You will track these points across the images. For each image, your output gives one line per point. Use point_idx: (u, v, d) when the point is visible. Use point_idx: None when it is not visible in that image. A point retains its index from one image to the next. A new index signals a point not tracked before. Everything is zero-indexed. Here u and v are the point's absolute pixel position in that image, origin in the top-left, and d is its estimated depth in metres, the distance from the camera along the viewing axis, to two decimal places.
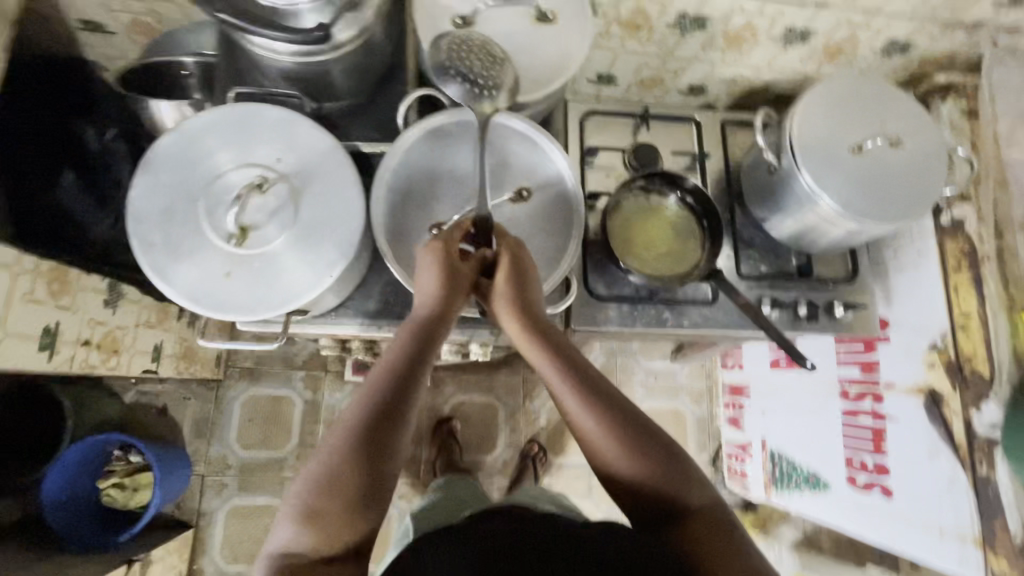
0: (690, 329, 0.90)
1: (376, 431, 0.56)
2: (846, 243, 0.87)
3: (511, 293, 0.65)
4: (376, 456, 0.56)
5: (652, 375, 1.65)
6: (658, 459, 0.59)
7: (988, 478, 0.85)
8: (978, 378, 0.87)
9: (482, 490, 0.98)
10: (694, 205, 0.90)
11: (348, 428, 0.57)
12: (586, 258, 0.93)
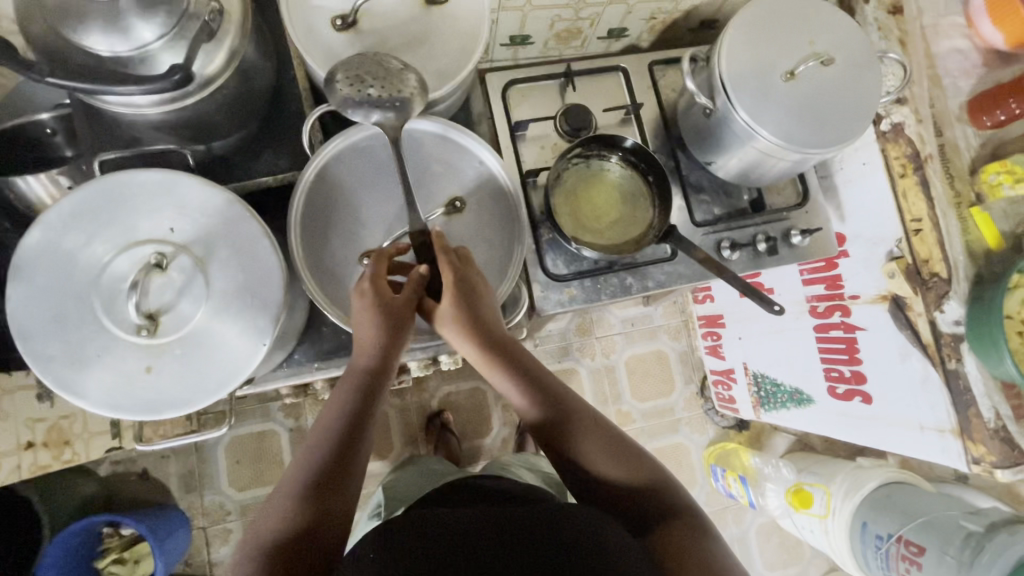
0: (657, 289, 0.88)
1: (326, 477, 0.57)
2: (792, 171, 0.84)
3: (454, 313, 0.62)
4: (336, 505, 0.56)
5: (629, 323, 1.65)
6: (622, 461, 0.62)
7: (958, 370, 0.86)
8: (936, 279, 0.87)
9: (438, 470, 1.00)
10: (638, 163, 0.86)
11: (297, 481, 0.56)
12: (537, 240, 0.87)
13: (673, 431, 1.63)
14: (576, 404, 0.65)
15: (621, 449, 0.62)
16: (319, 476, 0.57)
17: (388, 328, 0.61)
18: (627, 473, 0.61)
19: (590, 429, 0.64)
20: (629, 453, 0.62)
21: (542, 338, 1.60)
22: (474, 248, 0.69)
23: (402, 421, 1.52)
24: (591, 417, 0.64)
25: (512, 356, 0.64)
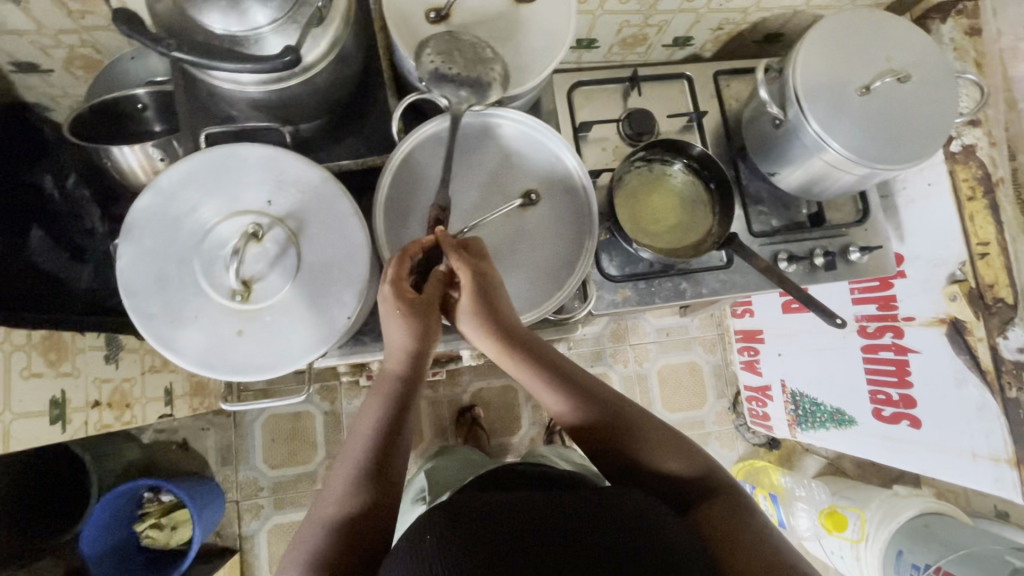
0: (710, 296, 0.88)
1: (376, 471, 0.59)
2: (856, 187, 0.84)
3: (483, 314, 0.64)
4: (383, 498, 0.58)
5: (664, 332, 1.65)
6: (656, 450, 0.62)
7: (1017, 400, 0.87)
8: (1001, 304, 0.88)
9: (474, 455, 1.04)
10: (702, 170, 0.87)
11: (350, 473, 0.59)
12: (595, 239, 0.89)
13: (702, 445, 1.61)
14: (603, 397, 0.66)
15: (652, 438, 0.63)
16: (363, 469, 0.59)
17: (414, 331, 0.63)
18: (660, 463, 0.62)
19: (621, 420, 0.64)
20: (660, 441, 0.62)
21: (576, 341, 1.61)
22: (544, 244, 0.71)
23: (434, 413, 1.54)
24: (619, 409, 0.65)
25: (535, 349, 0.65)
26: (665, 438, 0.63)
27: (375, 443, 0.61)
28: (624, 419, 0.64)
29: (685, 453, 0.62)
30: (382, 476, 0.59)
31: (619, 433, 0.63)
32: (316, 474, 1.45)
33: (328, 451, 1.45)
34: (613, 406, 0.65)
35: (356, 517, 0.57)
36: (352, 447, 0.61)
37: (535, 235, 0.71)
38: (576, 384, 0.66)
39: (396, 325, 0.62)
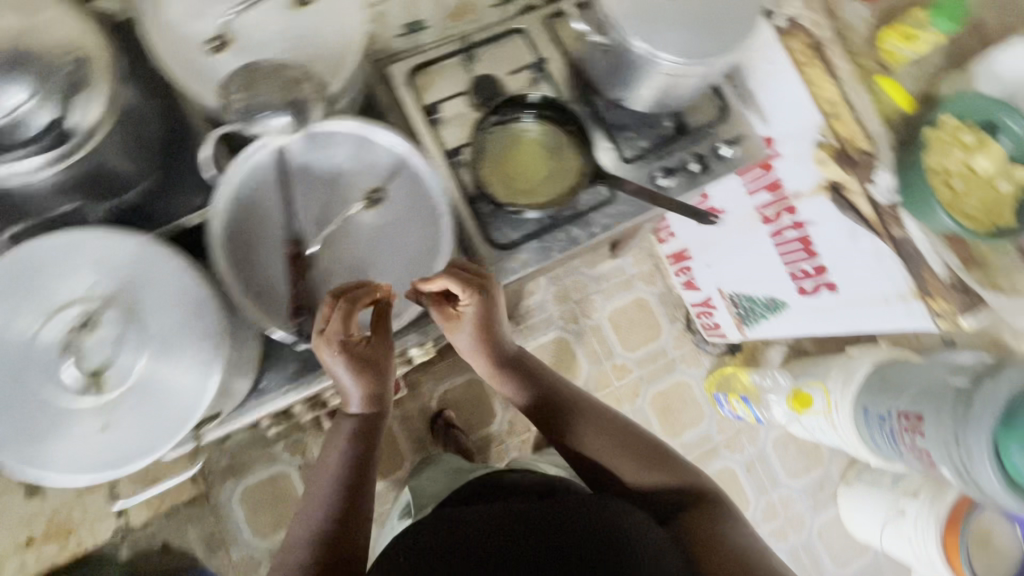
0: (605, 233, 0.89)
1: (349, 498, 0.67)
2: (703, 85, 0.86)
3: (482, 342, 0.77)
4: (357, 526, 0.66)
5: (603, 279, 1.67)
6: (641, 464, 0.76)
7: (903, 237, 0.91)
8: (862, 155, 0.91)
9: (451, 467, 1.02)
10: (552, 115, 0.87)
11: (322, 501, 0.67)
12: (473, 213, 0.87)
13: (671, 373, 1.65)
14: (585, 399, 0.83)
15: (630, 441, 0.78)
16: (336, 501, 0.66)
17: (378, 369, 0.68)
18: (648, 473, 0.76)
19: (615, 426, 0.80)
20: (635, 445, 0.78)
21: (524, 315, 1.61)
22: (403, 237, 0.71)
23: (408, 431, 1.53)
24: (601, 411, 0.82)
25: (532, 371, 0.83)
26: (640, 438, 0.79)
27: (343, 488, 0.67)
28: (608, 422, 0.80)
29: (659, 453, 0.77)
30: (355, 509, 0.67)
31: (597, 427, 0.79)
32: None
33: None
34: (597, 410, 0.82)
35: (330, 541, 0.64)
36: (321, 480, 0.68)
37: (389, 231, 0.71)
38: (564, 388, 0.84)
39: (365, 368, 0.67)
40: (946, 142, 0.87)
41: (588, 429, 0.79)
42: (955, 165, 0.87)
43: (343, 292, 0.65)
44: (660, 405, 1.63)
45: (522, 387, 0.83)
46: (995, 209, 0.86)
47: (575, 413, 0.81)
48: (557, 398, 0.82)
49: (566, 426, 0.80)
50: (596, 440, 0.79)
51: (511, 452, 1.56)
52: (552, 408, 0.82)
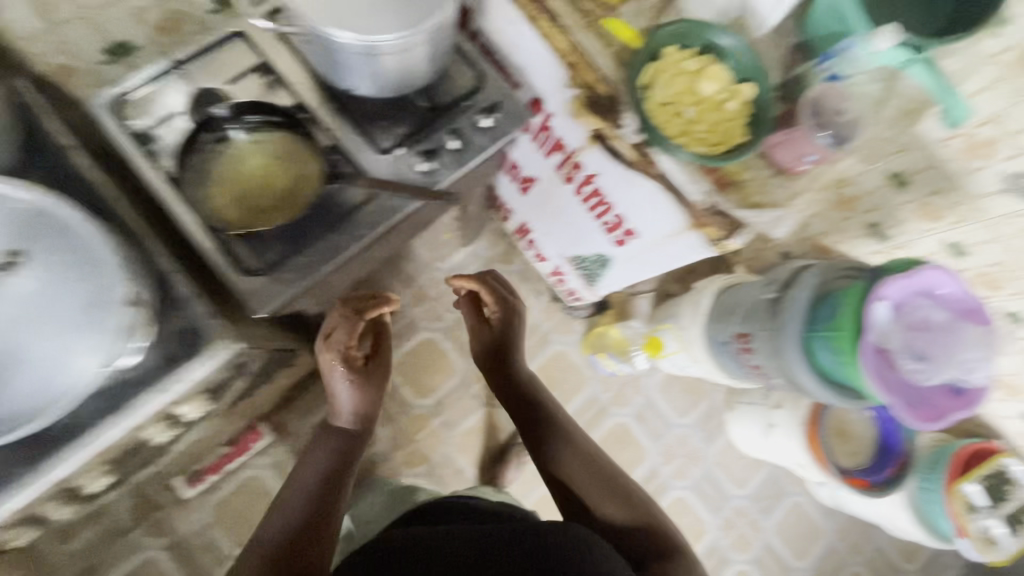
0: (371, 234, 0.84)
1: (323, 499, 0.82)
2: (434, 59, 0.82)
3: (504, 376, 1.08)
4: (329, 523, 0.81)
5: (459, 269, 1.61)
6: (620, 504, 0.90)
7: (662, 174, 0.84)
8: (605, 100, 0.84)
9: (400, 488, 1.19)
10: (273, 116, 0.79)
11: (309, 493, 0.82)
12: (213, 241, 0.78)
13: (546, 346, 1.64)
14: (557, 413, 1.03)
15: (589, 455, 0.96)
16: (314, 491, 0.83)
17: (362, 387, 0.93)
18: (626, 513, 0.90)
19: (608, 468, 0.94)
20: (591, 458, 0.95)
21: None
22: (66, 288, 0.70)
23: (284, 477, 1.42)
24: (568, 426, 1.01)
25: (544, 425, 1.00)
26: (597, 459, 0.96)
27: (321, 485, 0.84)
28: (571, 438, 0.99)
29: (613, 472, 0.94)
30: (326, 521, 0.80)
31: (557, 430, 1.00)
32: None
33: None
34: (567, 426, 1.01)
35: (312, 522, 0.79)
36: (303, 479, 0.85)
37: (53, 287, 0.70)
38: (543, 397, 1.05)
39: (356, 392, 0.92)
40: (671, 73, 0.80)
41: (553, 437, 0.99)
42: (686, 94, 0.80)
43: (349, 300, 0.98)
44: (541, 381, 1.62)
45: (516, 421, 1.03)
46: (733, 133, 0.80)
47: (544, 423, 1.01)
48: (532, 403, 1.04)
49: (536, 423, 1.02)
50: (559, 443, 0.98)
51: (400, 468, 1.50)
52: (527, 407, 1.04)
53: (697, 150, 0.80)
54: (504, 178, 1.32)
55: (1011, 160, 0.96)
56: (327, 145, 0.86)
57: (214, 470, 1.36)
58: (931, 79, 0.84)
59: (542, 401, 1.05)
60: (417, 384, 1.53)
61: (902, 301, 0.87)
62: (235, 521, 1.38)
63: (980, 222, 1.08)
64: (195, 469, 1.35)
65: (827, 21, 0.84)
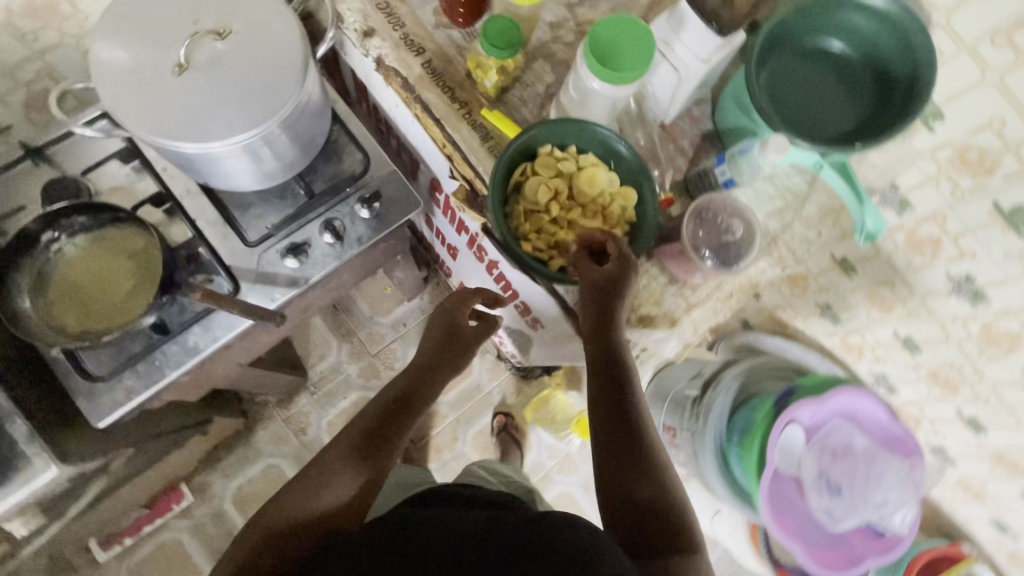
0: (231, 334, 0.79)
1: (377, 452, 0.72)
2: (284, 151, 0.75)
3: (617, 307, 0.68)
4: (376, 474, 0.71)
5: (400, 325, 1.55)
6: (657, 491, 0.65)
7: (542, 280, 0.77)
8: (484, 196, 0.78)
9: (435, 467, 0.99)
10: (103, 215, 0.74)
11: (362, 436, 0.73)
12: (43, 355, 0.74)
13: (490, 406, 1.57)
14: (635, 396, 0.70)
15: (643, 466, 0.66)
16: (373, 440, 0.73)
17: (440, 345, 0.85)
18: (666, 506, 0.64)
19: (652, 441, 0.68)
20: (645, 478, 0.65)
21: (315, 383, 1.48)
22: None
23: (202, 541, 1.38)
24: (642, 416, 0.69)
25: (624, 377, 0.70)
26: (656, 469, 0.66)
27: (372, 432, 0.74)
28: (635, 437, 0.67)
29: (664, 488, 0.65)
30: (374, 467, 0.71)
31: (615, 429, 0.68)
32: None
33: None
34: (633, 413, 0.69)
35: (353, 478, 0.69)
36: (356, 426, 0.74)
37: None
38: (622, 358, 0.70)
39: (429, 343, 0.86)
40: (539, 175, 0.70)
41: (609, 429, 0.68)
42: (553, 201, 0.71)
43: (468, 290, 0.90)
44: (482, 445, 1.54)
45: (603, 345, 0.70)
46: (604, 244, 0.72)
47: (610, 412, 0.69)
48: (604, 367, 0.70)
49: (603, 408, 0.70)
50: (605, 443, 0.68)
51: None
52: (601, 371, 0.70)
53: (563, 265, 0.72)
54: (435, 241, 1.27)
55: (956, 261, 0.86)
56: (187, 239, 0.80)
57: (131, 532, 1.34)
58: (850, 188, 0.73)
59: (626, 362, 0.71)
60: None
61: (815, 426, 0.78)
62: None
63: (932, 319, 0.96)
64: (110, 531, 1.32)
65: (732, 115, 0.76)
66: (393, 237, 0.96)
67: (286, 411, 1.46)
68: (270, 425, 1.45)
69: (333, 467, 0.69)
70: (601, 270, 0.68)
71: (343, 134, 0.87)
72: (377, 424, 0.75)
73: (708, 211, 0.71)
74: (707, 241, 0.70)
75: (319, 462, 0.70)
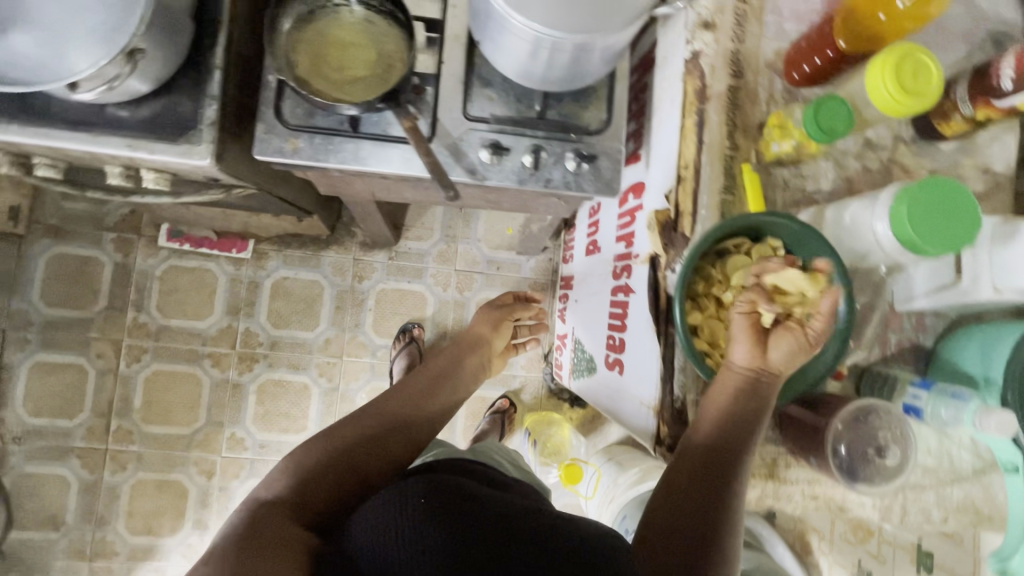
0: (397, 172, 0.81)
1: (382, 429, 0.78)
2: (564, 70, 0.75)
3: (778, 337, 0.61)
4: (377, 452, 0.75)
5: (494, 265, 1.56)
6: (698, 532, 0.56)
7: (667, 339, 0.73)
8: (683, 237, 0.73)
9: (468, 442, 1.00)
10: (389, 7, 0.77)
11: (373, 415, 0.79)
12: (264, 75, 0.79)
13: (504, 387, 1.56)
14: (734, 470, 0.59)
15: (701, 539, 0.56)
16: (382, 420, 0.79)
17: (492, 323, 1.13)
18: (697, 546, 0.55)
19: (725, 470, 0.59)
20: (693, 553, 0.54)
21: (397, 252, 1.53)
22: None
23: (229, 290, 1.48)
24: (729, 490, 0.59)
25: (747, 410, 0.60)
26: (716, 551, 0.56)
27: (383, 409, 0.81)
28: (718, 488, 0.58)
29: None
30: (378, 443, 0.75)
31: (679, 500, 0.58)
32: (91, 322, 1.43)
33: (109, 301, 1.44)
34: (716, 483, 0.59)
35: (355, 453, 0.73)
36: (372, 406, 0.81)
37: None
38: (741, 430, 0.60)
39: (486, 324, 1.12)
40: (750, 259, 0.66)
41: (680, 489, 0.59)
42: (744, 288, 0.65)
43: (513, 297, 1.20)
44: (473, 409, 1.54)
45: (731, 408, 0.60)
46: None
47: (687, 484, 0.59)
48: (715, 437, 0.61)
49: (681, 475, 0.60)
50: (662, 513, 0.58)
51: (309, 367, 1.49)
52: (706, 437, 0.61)
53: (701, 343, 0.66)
54: (585, 228, 1.26)
55: None
56: (425, 73, 0.82)
57: (192, 243, 1.46)
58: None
59: (739, 437, 0.60)
60: (381, 320, 1.52)
61: None
62: (171, 290, 1.46)
63: None
64: (179, 228, 1.45)
65: (965, 355, 0.67)
66: (566, 201, 0.94)
67: (361, 254, 1.52)
68: (341, 253, 1.52)
69: (373, 427, 0.77)
70: (756, 351, 0.61)
71: (606, 88, 0.85)
72: (416, 394, 0.87)
73: (874, 419, 0.63)
74: (848, 441, 0.63)
75: (360, 415, 0.78)
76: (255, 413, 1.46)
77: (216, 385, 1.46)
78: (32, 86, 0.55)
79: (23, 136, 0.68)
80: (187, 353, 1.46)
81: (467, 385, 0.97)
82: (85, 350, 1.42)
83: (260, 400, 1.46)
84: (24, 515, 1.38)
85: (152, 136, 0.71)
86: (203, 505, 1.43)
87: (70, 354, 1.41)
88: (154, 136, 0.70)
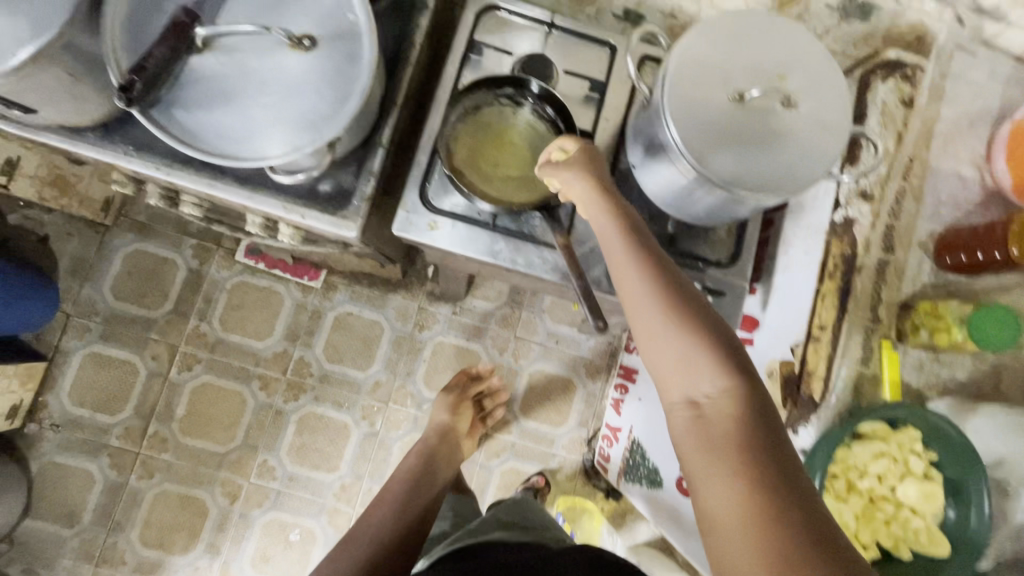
0: (524, 270, 0.81)
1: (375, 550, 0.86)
2: (716, 211, 0.74)
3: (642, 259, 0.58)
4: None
5: (554, 338, 1.55)
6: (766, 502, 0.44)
7: None
8: (808, 398, 0.78)
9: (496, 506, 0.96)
10: (554, 117, 0.79)
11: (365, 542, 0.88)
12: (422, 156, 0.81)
13: (541, 464, 1.52)
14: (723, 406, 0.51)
15: (757, 455, 0.47)
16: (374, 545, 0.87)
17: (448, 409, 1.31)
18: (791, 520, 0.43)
19: (719, 413, 0.50)
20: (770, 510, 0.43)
21: (462, 308, 1.53)
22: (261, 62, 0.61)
23: (292, 314, 1.49)
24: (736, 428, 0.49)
25: (684, 336, 0.53)
26: (778, 451, 0.48)
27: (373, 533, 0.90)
28: (735, 439, 0.48)
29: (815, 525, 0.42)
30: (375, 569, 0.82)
31: (707, 457, 0.49)
32: (153, 322, 1.44)
33: (176, 305, 1.45)
34: (715, 402, 0.51)
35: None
36: (361, 534, 0.90)
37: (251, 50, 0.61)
38: (697, 367, 0.52)
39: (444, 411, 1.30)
40: (890, 448, 0.72)
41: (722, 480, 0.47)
42: (880, 475, 0.72)
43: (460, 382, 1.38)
44: (506, 481, 1.50)
45: (679, 354, 0.53)
46: (867, 543, 0.72)
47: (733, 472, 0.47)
48: (698, 406, 0.51)
49: (693, 444, 0.50)
50: (709, 489, 0.47)
51: (353, 406, 1.47)
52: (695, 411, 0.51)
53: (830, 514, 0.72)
54: None
55: None
56: None
57: (266, 263, 1.48)
58: None
59: (702, 373, 0.52)
60: (433, 371, 1.50)
61: None
62: (237, 305, 1.47)
63: None
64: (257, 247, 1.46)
65: None
66: None
67: (427, 303, 1.53)
68: (408, 297, 1.52)
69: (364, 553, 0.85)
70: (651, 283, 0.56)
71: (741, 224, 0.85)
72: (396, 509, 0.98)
73: None
74: None
75: (348, 546, 0.87)
76: (291, 443, 1.44)
77: (260, 408, 1.44)
78: (236, 158, 0.60)
79: (191, 182, 0.70)
80: (238, 370, 1.45)
81: (436, 481, 1.13)
82: (141, 349, 1.42)
83: (299, 430, 1.44)
84: (43, 505, 1.35)
85: (309, 202, 0.72)
86: (220, 529, 1.39)
87: (126, 350, 1.42)
88: (309, 202, 0.71)
